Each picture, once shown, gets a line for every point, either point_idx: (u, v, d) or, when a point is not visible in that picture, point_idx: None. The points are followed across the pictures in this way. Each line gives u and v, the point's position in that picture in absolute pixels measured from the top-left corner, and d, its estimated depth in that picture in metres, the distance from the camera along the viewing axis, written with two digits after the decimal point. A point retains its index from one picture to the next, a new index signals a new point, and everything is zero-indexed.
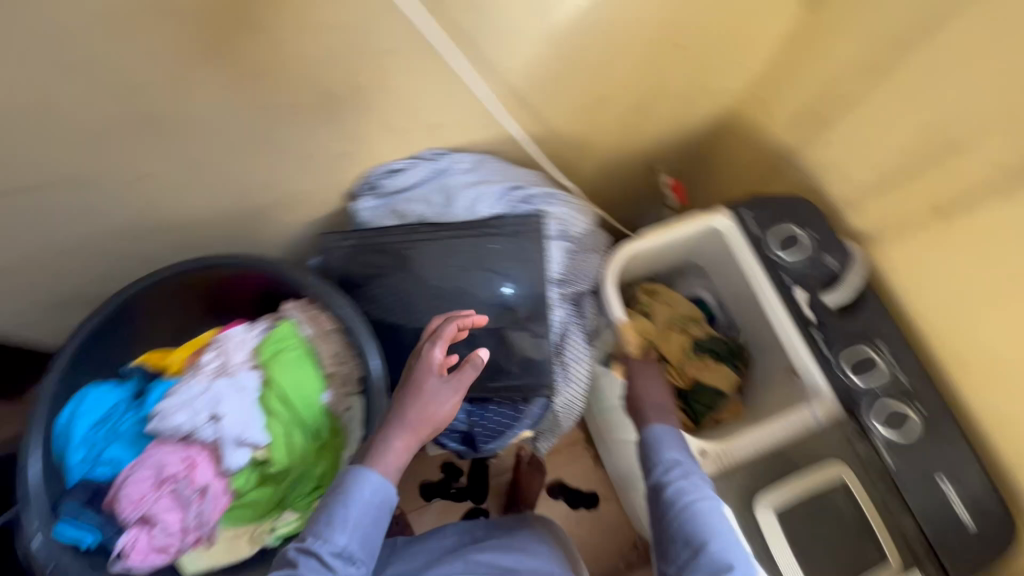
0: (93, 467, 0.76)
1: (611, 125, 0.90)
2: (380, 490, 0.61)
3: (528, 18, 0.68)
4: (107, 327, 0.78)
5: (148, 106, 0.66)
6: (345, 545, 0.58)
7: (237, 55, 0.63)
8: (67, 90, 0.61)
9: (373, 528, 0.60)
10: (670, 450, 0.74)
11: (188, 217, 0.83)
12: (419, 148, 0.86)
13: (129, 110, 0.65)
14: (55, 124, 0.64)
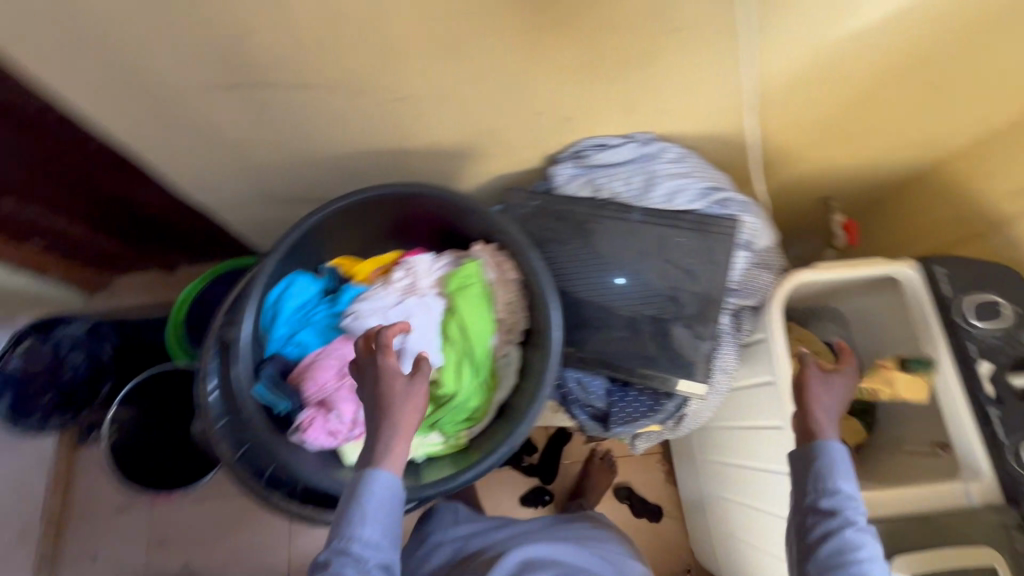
0: (286, 345, 0.83)
1: (829, 146, 0.94)
2: (388, 484, 0.63)
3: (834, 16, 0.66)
4: (320, 226, 0.84)
5: (430, 51, 0.66)
6: (370, 536, 0.60)
7: (541, 22, 0.62)
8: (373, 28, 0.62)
9: (391, 514, 0.62)
10: (843, 478, 0.73)
11: (396, 153, 0.87)
12: (635, 130, 0.87)
13: (410, 53, 0.66)
14: (338, 56, 0.66)
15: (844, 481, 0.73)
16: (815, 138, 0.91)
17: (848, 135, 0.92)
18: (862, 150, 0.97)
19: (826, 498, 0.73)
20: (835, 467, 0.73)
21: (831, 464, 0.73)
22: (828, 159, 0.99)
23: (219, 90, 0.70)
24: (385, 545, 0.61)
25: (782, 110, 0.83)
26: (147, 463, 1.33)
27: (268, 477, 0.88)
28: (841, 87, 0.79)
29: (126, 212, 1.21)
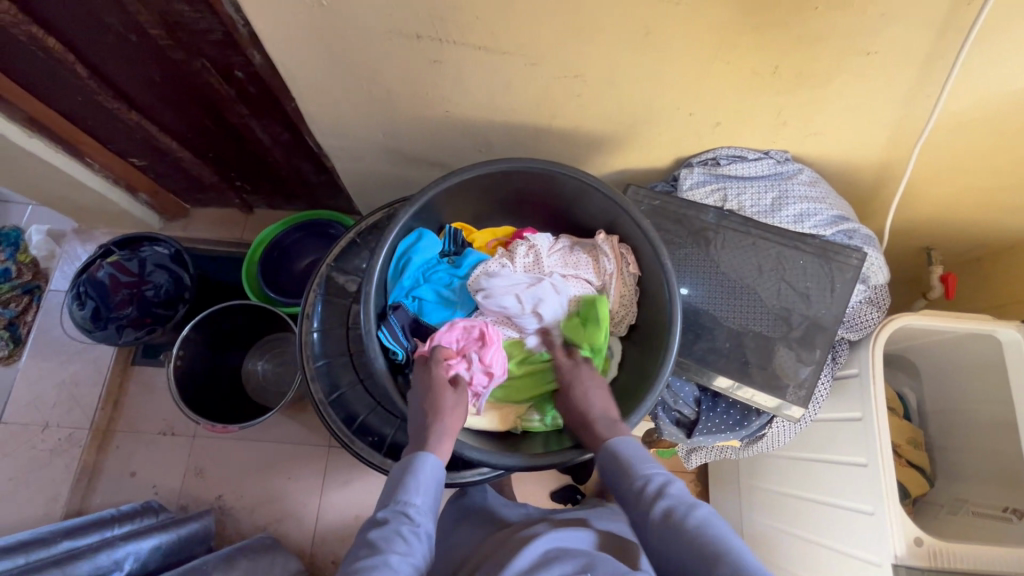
0: (405, 298, 0.83)
1: (956, 196, 0.93)
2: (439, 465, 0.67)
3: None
4: (455, 188, 0.85)
5: (616, 28, 0.67)
6: (420, 502, 0.63)
7: (739, 16, 0.63)
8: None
9: (437, 487, 0.66)
10: (649, 467, 0.67)
11: (535, 125, 0.88)
12: (773, 148, 0.88)
13: (596, 26, 0.67)
14: (527, 17, 0.67)
15: (642, 468, 0.67)
16: (944, 187, 0.91)
17: (976, 190, 0.92)
18: (983, 206, 0.96)
19: (653, 503, 0.63)
20: (637, 457, 0.69)
21: (634, 457, 0.69)
22: (944, 210, 0.99)
23: (403, 37, 0.71)
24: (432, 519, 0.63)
25: (928, 153, 0.82)
26: (209, 392, 1.38)
27: (359, 425, 0.89)
28: (996, 139, 0.78)
29: (235, 145, 1.23)
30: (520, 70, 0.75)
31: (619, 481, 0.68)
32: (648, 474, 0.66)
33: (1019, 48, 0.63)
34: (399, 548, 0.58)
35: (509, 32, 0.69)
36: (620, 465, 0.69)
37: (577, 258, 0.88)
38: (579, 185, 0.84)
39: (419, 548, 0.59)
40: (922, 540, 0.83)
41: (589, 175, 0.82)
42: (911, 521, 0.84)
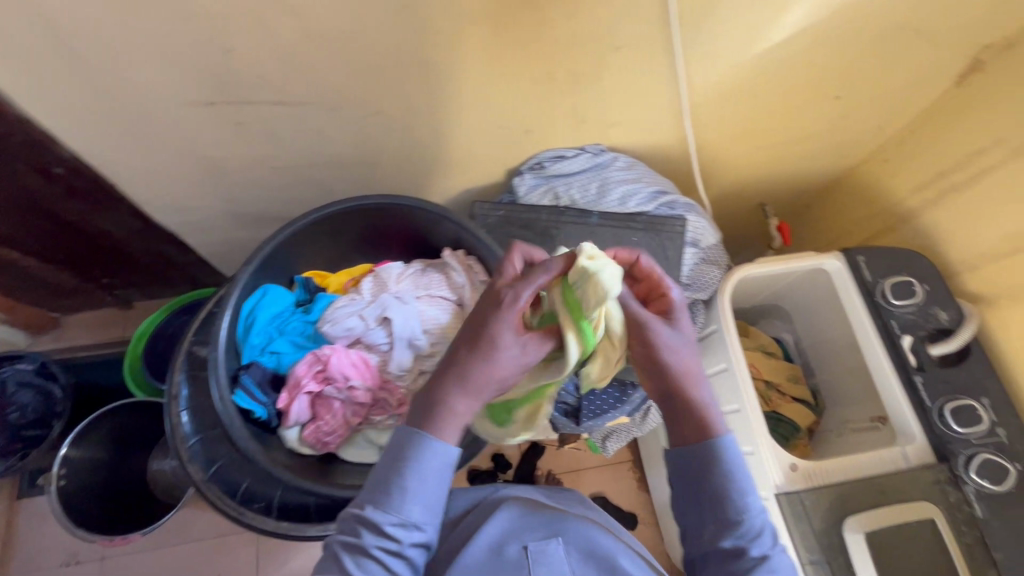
0: (261, 355, 0.83)
1: (759, 153, 1.05)
2: (443, 458, 0.54)
3: (739, 39, 0.76)
4: (296, 238, 0.87)
5: (385, 71, 0.72)
6: (408, 515, 0.53)
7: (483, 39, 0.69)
8: (331, 50, 0.68)
9: (435, 489, 0.54)
10: (746, 490, 0.58)
11: (365, 166, 0.91)
12: (587, 142, 0.95)
13: (365, 73, 0.72)
14: (297, 76, 0.71)
15: (741, 492, 0.58)
16: (745, 149, 1.03)
17: (771, 147, 1.04)
18: (786, 158, 1.09)
19: (732, 531, 0.57)
20: (735, 475, 0.57)
21: (729, 468, 0.57)
22: (757, 169, 1.11)
23: (198, 105, 0.73)
24: (428, 522, 0.54)
25: (712, 123, 0.93)
26: (111, 508, 1.27)
27: (242, 495, 0.85)
28: (760, 100, 0.89)
29: (86, 243, 1.19)
30: (325, 116, 0.78)
31: (691, 487, 0.59)
32: (750, 504, 0.57)
33: (724, 26, 0.73)
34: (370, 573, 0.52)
35: (296, 84, 0.72)
36: (707, 473, 0.58)
37: (429, 278, 0.90)
38: (415, 211, 0.88)
39: (402, 567, 0.53)
40: (797, 465, 0.90)
41: (418, 201, 0.86)
42: (785, 451, 0.91)
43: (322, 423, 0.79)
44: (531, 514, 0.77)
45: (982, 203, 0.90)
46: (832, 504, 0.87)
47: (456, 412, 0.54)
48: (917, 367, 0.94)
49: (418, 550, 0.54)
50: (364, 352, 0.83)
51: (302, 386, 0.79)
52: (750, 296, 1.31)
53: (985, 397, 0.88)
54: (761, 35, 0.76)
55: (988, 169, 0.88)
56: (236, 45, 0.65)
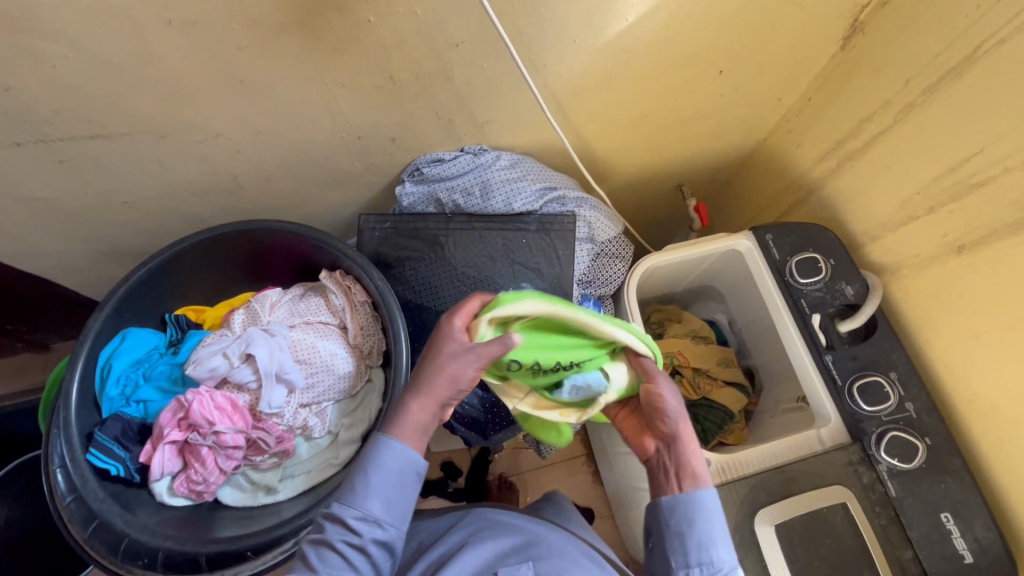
0: (126, 405, 0.78)
1: (656, 134, 1.00)
2: (403, 457, 0.57)
3: (589, 21, 0.71)
4: (156, 276, 0.81)
5: (203, 93, 0.66)
6: (370, 511, 0.56)
7: (300, 49, 0.63)
8: (132, 76, 0.62)
9: (399, 492, 0.57)
10: (719, 543, 0.56)
11: (227, 190, 0.85)
12: (465, 142, 0.90)
13: (181, 97, 0.66)
14: (105, 107, 0.65)
15: (714, 542, 0.56)
16: (638, 133, 0.98)
17: (666, 125, 0.99)
18: (687, 136, 1.04)
19: None
20: (706, 525, 0.56)
21: (705, 518, 0.56)
22: (659, 150, 1.06)
23: (7, 147, 0.67)
24: (391, 522, 0.57)
25: (591, 110, 0.88)
26: None
27: None
28: (637, 81, 0.85)
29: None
30: (157, 144, 0.73)
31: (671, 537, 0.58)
32: (717, 558, 0.56)
33: (567, 9, 0.68)
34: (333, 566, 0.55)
35: (108, 114, 0.66)
36: (682, 523, 0.57)
37: (306, 304, 0.85)
38: (282, 234, 0.83)
39: (362, 564, 0.56)
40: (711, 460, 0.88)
41: (282, 224, 0.81)
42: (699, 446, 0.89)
43: (192, 472, 0.75)
44: (514, 540, 0.73)
45: (878, 169, 0.86)
46: (744, 497, 0.83)
47: (411, 418, 0.59)
48: (825, 345, 0.91)
49: (382, 550, 0.57)
50: (232, 392, 0.78)
51: (165, 436, 0.74)
52: (677, 280, 1.26)
53: (892, 371, 0.86)
54: (612, 15, 0.71)
55: (879, 134, 0.85)
56: (18, 82, 0.59)
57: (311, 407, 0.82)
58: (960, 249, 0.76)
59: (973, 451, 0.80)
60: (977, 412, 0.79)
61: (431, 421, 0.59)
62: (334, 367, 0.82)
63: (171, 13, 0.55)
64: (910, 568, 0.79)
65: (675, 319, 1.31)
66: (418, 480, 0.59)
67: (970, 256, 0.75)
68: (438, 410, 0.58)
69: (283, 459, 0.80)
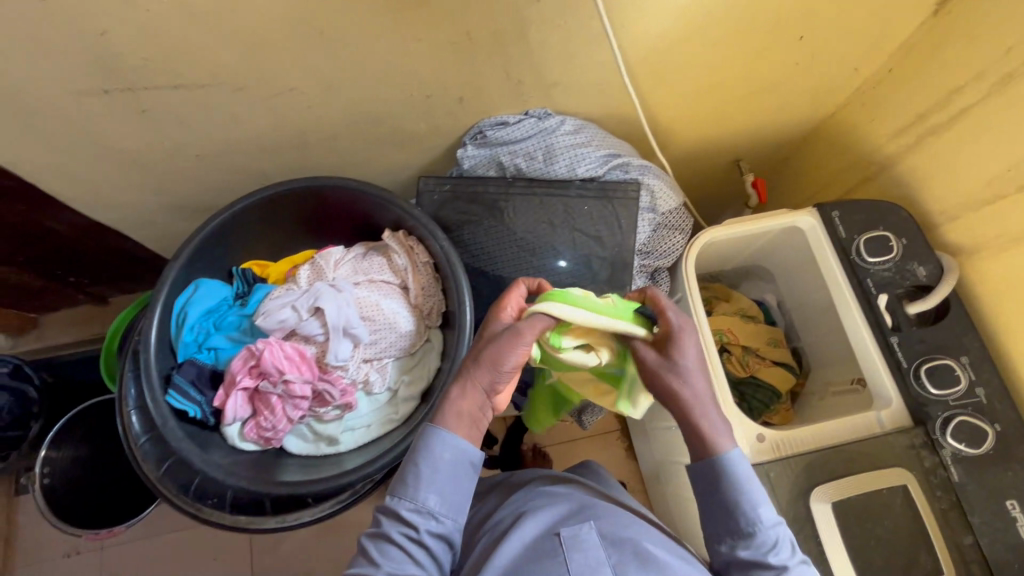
0: (200, 351, 0.81)
1: (722, 104, 0.97)
2: (454, 447, 0.58)
3: None
4: (226, 229, 0.83)
5: (282, 43, 0.67)
6: (426, 503, 0.57)
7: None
8: (221, 24, 0.63)
9: (451, 482, 0.58)
10: (758, 502, 0.58)
11: (292, 148, 0.86)
12: (530, 106, 0.88)
13: (263, 47, 0.67)
14: (190, 56, 0.66)
15: (753, 503, 0.58)
16: (705, 103, 0.95)
17: (735, 96, 0.96)
18: (753, 108, 1.00)
19: (742, 542, 0.59)
20: (742, 490, 0.58)
21: (737, 483, 0.58)
22: (723, 122, 1.03)
23: (94, 94, 0.69)
24: (447, 514, 0.57)
25: (663, 76, 0.85)
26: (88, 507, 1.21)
27: (195, 489, 0.79)
28: (714, 46, 0.82)
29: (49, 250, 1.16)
30: (234, 96, 0.73)
31: (706, 502, 0.61)
32: (760, 517, 0.58)
33: None
34: (394, 559, 0.55)
35: (191, 63, 0.67)
36: (716, 487, 0.59)
37: (369, 262, 0.86)
38: (348, 192, 0.84)
39: (421, 556, 0.56)
40: (765, 435, 0.86)
41: (349, 181, 0.81)
42: (753, 421, 0.87)
43: (261, 419, 0.77)
44: (568, 506, 0.72)
45: (963, 146, 0.82)
46: (800, 474, 0.83)
47: (458, 406, 0.60)
48: (892, 327, 0.88)
49: (439, 542, 0.57)
50: (300, 344, 0.80)
51: (237, 382, 0.76)
52: (728, 259, 1.23)
53: (964, 356, 0.83)
54: None
55: (969, 108, 0.81)
56: (111, 26, 0.60)
57: (373, 362, 0.83)
58: None
59: None
60: None
61: (480, 412, 0.60)
62: (396, 325, 0.84)
63: None
64: (969, 553, 0.78)
65: (723, 297, 1.26)
66: (473, 472, 0.59)
67: None
68: (484, 399, 0.60)
69: (346, 411, 0.81)
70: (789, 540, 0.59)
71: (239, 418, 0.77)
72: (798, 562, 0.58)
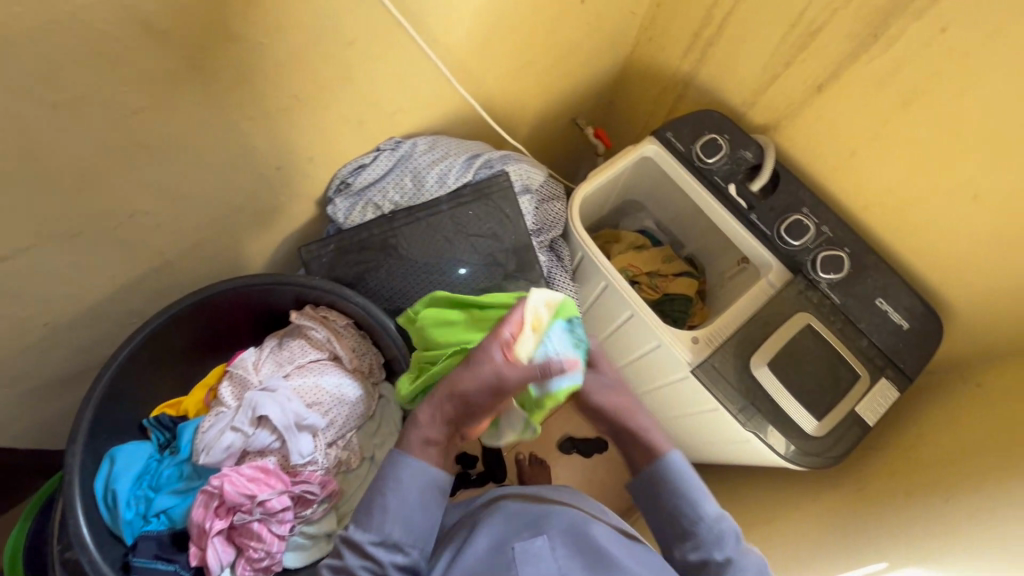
0: (149, 520, 0.74)
1: (543, 78, 1.06)
2: (428, 476, 0.61)
3: None
4: (118, 386, 0.74)
5: (106, 171, 0.62)
6: (390, 532, 0.59)
7: (199, 91, 0.61)
8: (31, 176, 0.57)
9: (420, 511, 0.60)
10: (702, 501, 0.67)
11: (154, 273, 0.79)
12: (379, 140, 0.89)
13: (85, 182, 0.61)
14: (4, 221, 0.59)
15: (694, 505, 0.67)
16: (528, 81, 1.03)
17: (550, 66, 1.05)
18: (568, 72, 1.11)
19: (691, 539, 0.66)
20: (687, 491, 0.67)
21: (681, 481, 0.67)
22: (549, 91, 1.12)
23: None
24: (411, 545, 0.59)
25: (486, 70, 0.91)
26: None
27: None
28: (518, 30, 0.89)
29: None
30: (71, 245, 0.66)
31: (654, 502, 0.69)
32: (705, 514, 0.66)
33: None
34: None
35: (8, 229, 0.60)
36: (662, 488, 0.68)
37: (289, 350, 0.83)
38: (236, 292, 0.79)
39: None
40: (698, 336, 0.97)
41: (233, 280, 0.77)
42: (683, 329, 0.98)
43: (250, 552, 0.72)
44: (524, 520, 0.69)
45: (736, 46, 0.99)
46: (735, 355, 0.96)
47: (423, 432, 0.62)
48: (748, 207, 1.03)
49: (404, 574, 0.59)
50: (257, 460, 0.75)
51: (209, 530, 0.70)
52: (602, 205, 1.34)
53: (804, 207, 1.01)
54: None
55: (728, 16, 0.97)
56: None
57: (338, 442, 0.81)
58: (821, 87, 0.91)
59: (881, 242, 0.98)
60: (873, 210, 0.96)
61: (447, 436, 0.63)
62: (344, 396, 0.82)
63: (61, 94, 0.52)
64: (871, 352, 0.96)
65: (613, 239, 1.38)
66: (439, 500, 0.62)
67: (827, 90, 0.90)
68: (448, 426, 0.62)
69: (333, 501, 0.78)
70: (736, 533, 0.66)
71: (227, 561, 0.71)
72: (744, 550, 0.65)
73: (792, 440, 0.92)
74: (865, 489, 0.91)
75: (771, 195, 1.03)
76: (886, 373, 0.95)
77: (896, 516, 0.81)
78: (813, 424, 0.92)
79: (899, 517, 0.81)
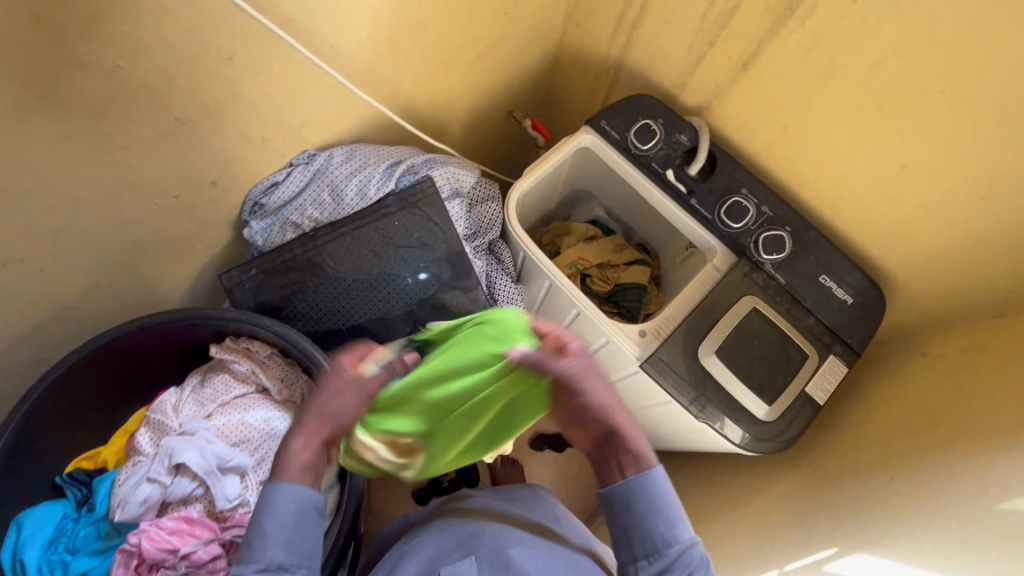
0: None
1: (467, 74, 1.01)
2: (303, 497, 0.54)
3: None
4: (22, 446, 0.69)
5: None
6: (271, 558, 0.52)
7: (57, 125, 0.56)
8: None
9: (302, 532, 0.54)
10: (676, 524, 0.59)
11: (52, 320, 0.73)
12: (290, 155, 0.84)
13: None
14: None
15: (667, 525, 0.58)
16: (451, 79, 0.98)
17: (474, 61, 1.00)
18: (495, 65, 1.06)
19: (657, 563, 0.58)
20: (662, 511, 0.59)
21: (659, 500, 0.59)
22: (477, 86, 1.07)
23: None
24: (298, 565, 0.53)
25: (399, 72, 0.86)
26: None
27: None
28: (428, 28, 0.84)
29: None
30: None
31: (622, 521, 0.60)
32: (678, 538, 0.58)
33: None
34: None
35: None
36: (634, 506, 0.59)
37: (211, 387, 0.79)
38: (143, 333, 0.74)
39: None
40: (645, 329, 0.95)
41: (136, 322, 0.72)
42: (630, 324, 0.96)
43: None
44: (456, 537, 0.71)
45: (660, 27, 0.95)
46: (683, 346, 0.94)
47: (297, 455, 0.55)
48: (688, 192, 1.00)
49: None
50: (181, 510, 0.71)
51: None
52: (548, 199, 1.31)
53: (743, 187, 0.99)
54: None
55: None
56: None
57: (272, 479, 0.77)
58: (746, 65, 0.88)
59: (822, 219, 0.96)
60: (810, 186, 0.94)
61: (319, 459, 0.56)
62: (274, 430, 0.77)
63: None
64: (818, 330, 0.95)
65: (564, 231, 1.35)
66: (320, 516, 0.56)
67: (753, 67, 0.87)
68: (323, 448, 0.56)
69: None
70: (708, 564, 0.59)
71: None
72: None
73: (744, 427, 0.91)
74: (820, 469, 0.91)
75: (710, 178, 1.00)
76: (834, 350, 0.94)
77: (847, 498, 0.81)
78: (765, 409, 0.91)
79: (850, 497, 0.81)
